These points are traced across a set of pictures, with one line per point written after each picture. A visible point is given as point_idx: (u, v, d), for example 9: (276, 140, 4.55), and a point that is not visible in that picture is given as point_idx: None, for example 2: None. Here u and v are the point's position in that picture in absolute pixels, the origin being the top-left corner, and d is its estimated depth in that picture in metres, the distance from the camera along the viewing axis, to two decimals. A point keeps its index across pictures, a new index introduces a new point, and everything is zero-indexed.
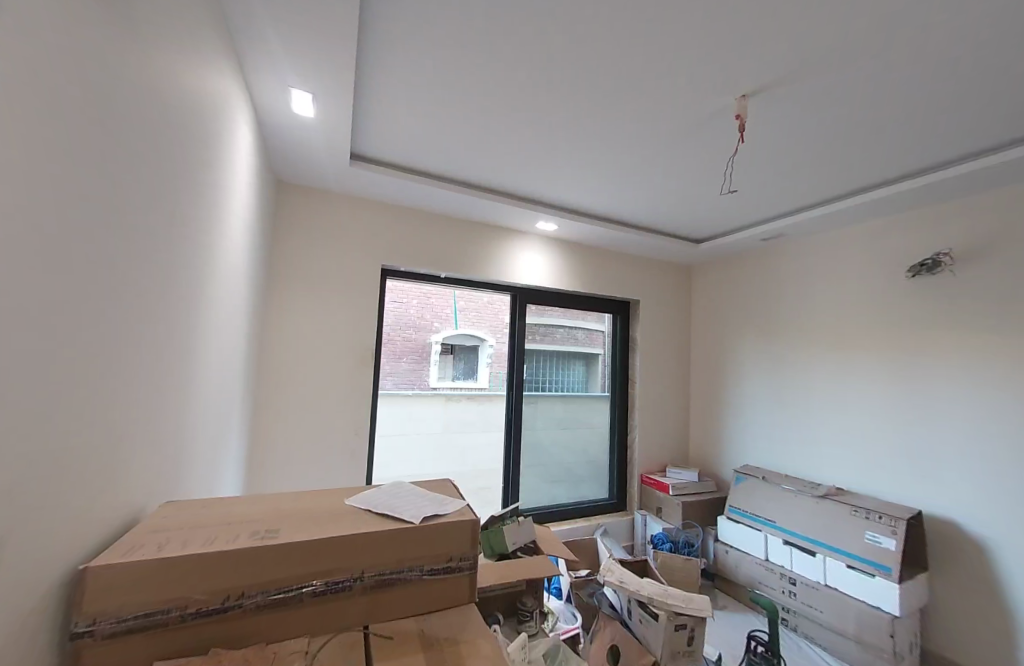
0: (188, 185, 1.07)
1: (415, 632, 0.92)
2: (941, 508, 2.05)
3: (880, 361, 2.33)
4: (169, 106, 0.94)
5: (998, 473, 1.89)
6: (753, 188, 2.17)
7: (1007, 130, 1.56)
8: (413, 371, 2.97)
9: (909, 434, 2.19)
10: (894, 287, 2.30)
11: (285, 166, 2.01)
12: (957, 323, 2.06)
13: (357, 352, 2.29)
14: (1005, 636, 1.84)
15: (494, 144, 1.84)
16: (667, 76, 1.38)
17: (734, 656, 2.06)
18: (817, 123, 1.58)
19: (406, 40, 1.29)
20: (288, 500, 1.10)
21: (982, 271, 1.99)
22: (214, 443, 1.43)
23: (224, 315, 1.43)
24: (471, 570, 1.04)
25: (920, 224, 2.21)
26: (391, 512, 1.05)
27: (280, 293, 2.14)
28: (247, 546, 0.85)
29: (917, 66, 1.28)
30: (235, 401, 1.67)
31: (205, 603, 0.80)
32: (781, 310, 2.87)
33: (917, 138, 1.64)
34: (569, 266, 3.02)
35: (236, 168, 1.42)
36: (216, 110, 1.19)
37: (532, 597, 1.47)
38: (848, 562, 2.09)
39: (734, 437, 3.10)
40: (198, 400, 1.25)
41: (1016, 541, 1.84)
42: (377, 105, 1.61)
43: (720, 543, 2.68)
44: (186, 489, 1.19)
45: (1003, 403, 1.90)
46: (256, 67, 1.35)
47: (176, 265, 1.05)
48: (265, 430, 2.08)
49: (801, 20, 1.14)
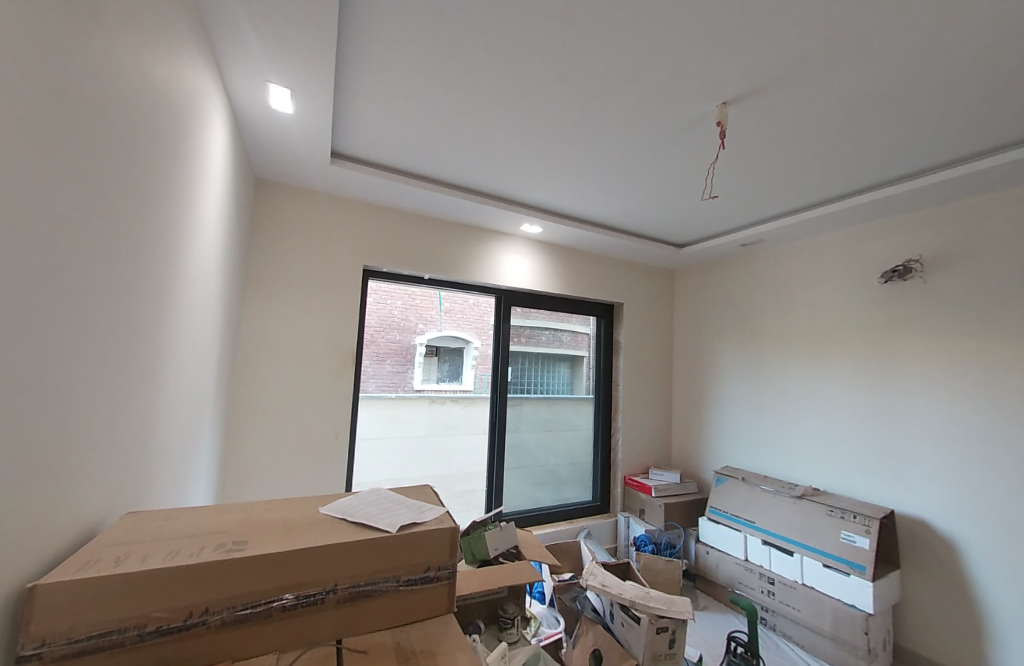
0: (155, 180, 1.02)
1: (390, 645, 0.89)
2: (912, 507, 2.11)
3: (855, 364, 2.39)
4: (135, 98, 0.90)
5: (969, 474, 1.95)
6: (734, 194, 2.21)
7: (973, 141, 1.63)
8: (398, 373, 3.07)
9: (883, 435, 2.24)
10: (868, 292, 2.37)
11: (262, 162, 1.95)
12: (928, 327, 2.13)
13: (338, 355, 2.25)
14: (973, 631, 1.90)
15: (478, 145, 1.83)
16: (652, 82, 1.39)
17: (714, 657, 2.08)
18: (795, 130, 1.62)
19: (388, 38, 1.27)
20: (260, 509, 1.06)
21: (950, 278, 2.07)
22: (183, 449, 1.37)
23: (195, 317, 1.38)
24: (451, 579, 1.02)
25: (893, 231, 2.28)
26: (366, 521, 1.02)
27: (257, 293, 2.08)
28: (211, 560, 0.81)
29: (893, 76, 1.31)
30: (207, 406, 1.61)
31: (166, 621, 0.77)
32: (760, 314, 2.92)
33: (890, 146, 1.69)
34: (553, 268, 3.02)
35: (209, 165, 1.37)
36: (188, 104, 1.15)
37: (514, 604, 1.45)
38: (824, 561, 2.13)
39: (715, 439, 3.14)
40: (166, 405, 1.20)
41: (982, 538, 1.91)
42: (359, 104, 1.58)
43: (701, 544, 2.71)
44: (152, 498, 1.14)
45: (970, 404, 1.97)
46: (232, 60, 1.31)
47: (142, 263, 1.00)
48: (240, 436, 2.01)
49: (782, 28, 1.16)
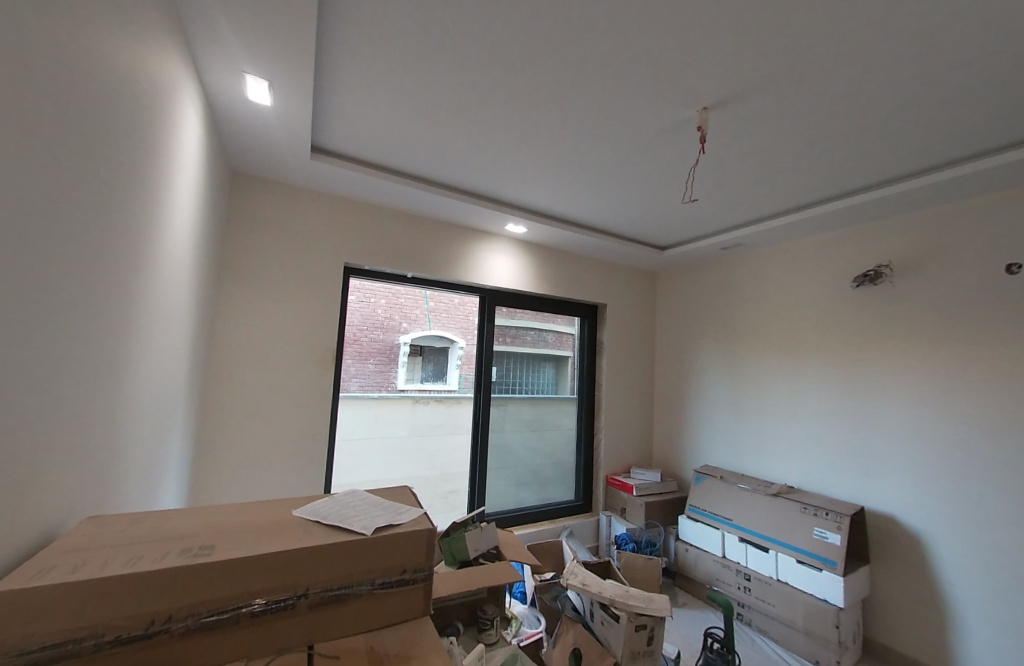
0: (123, 171, 0.98)
1: (363, 649, 0.88)
2: (881, 503, 2.19)
3: (829, 365, 2.46)
4: (102, 85, 0.86)
5: (934, 471, 2.03)
6: (713, 198, 2.25)
7: (938, 150, 1.70)
8: (381, 373, 2.99)
9: (855, 434, 2.32)
10: (842, 295, 2.44)
11: (239, 155, 1.90)
12: (897, 329, 2.21)
13: (317, 354, 2.20)
14: (936, 623, 1.98)
15: (461, 143, 1.81)
16: (634, 85, 1.41)
17: (692, 653, 2.11)
18: (772, 136, 1.66)
19: (369, 34, 1.25)
20: (231, 512, 1.03)
21: (918, 282, 2.16)
22: (152, 450, 1.32)
23: (166, 314, 1.33)
24: (427, 581, 1.00)
25: (866, 237, 2.36)
26: (341, 523, 1.00)
27: (232, 291, 2.02)
28: (175, 566, 0.78)
29: (867, 85, 1.36)
30: (178, 405, 1.56)
31: (126, 630, 0.74)
32: (739, 315, 2.98)
33: (861, 154, 1.75)
34: (538, 268, 3.03)
35: (182, 159, 1.33)
36: (160, 93, 1.11)
37: (493, 605, 1.45)
38: (798, 557, 2.18)
39: (695, 438, 3.19)
40: (132, 404, 1.15)
41: (945, 532, 1.99)
42: (340, 99, 1.55)
43: (680, 542, 2.75)
44: (116, 501, 1.09)
45: (935, 404, 2.05)
46: (207, 50, 1.28)
47: (109, 257, 0.97)
48: (213, 437, 1.96)
49: (758, 36, 1.19)
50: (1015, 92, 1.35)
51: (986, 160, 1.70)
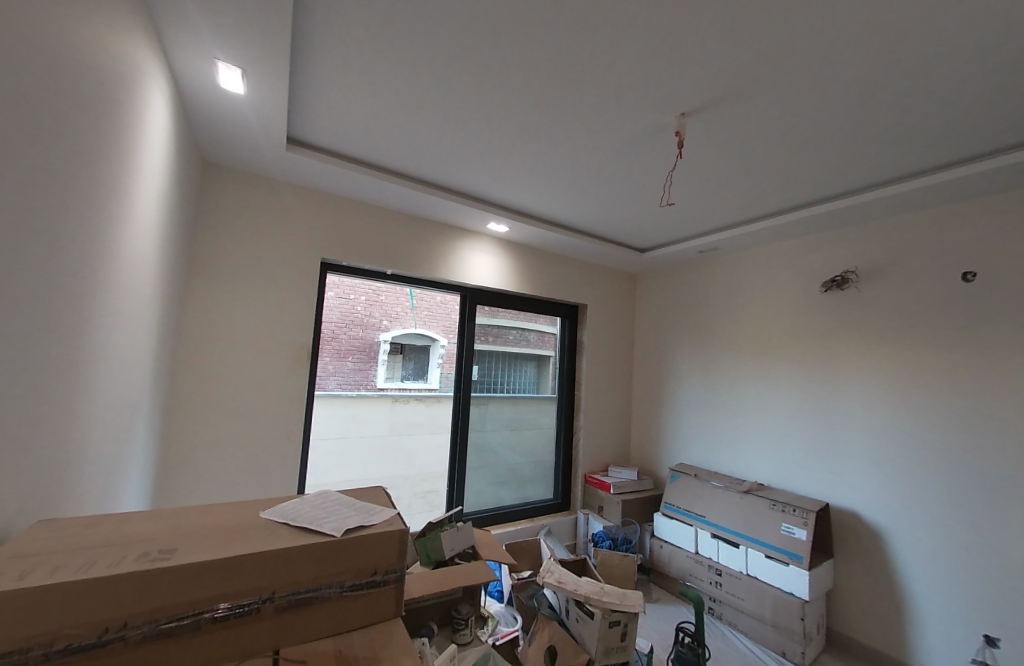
0: (80, 153, 0.92)
1: (332, 653, 0.87)
2: (845, 498, 2.28)
3: (799, 366, 2.55)
4: (58, 59, 0.81)
5: (895, 468, 2.13)
6: (691, 202, 2.30)
7: (902, 161, 1.78)
8: (361, 371, 3.09)
9: (823, 432, 2.41)
10: (812, 299, 2.53)
11: (210, 144, 1.83)
12: (863, 332, 2.30)
13: (292, 351, 2.16)
14: (894, 613, 2.07)
15: (443, 140, 1.80)
16: (614, 89, 1.43)
17: (664, 648, 2.15)
18: (747, 143, 1.70)
19: (348, 27, 1.24)
20: (195, 515, 1.00)
21: (881, 288, 2.26)
22: (112, 449, 1.27)
23: (128, 308, 1.27)
24: (398, 582, 0.99)
25: (835, 243, 2.45)
26: (311, 525, 0.98)
27: (201, 285, 1.95)
28: (133, 570, 0.76)
29: (835, 96, 1.41)
30: (142, 402, 1.50)
31: (78, 638, 0.71)
32: (714, 317, 3.06)
33: (831, 162, 1.82)
34: (519, 267, 3.03)
35: (148, 148, 1.28)
36: (126, 79, 1.08)
37: (468, 604, 1.45)
38: (767, 552, 2.24)
39: (671, 437, 3.25)
40: (89, 402, 1.09)
41: (904, 526, 2.08)
42: (318, 92, 1.52)
43: (655, 539, 2.80)
44: (70, 503, 1.04)
45: (897, 404, 2.15)
46: (177, 34, 1.23)
47: (69, 246, 0.93)
48: (179, 435, 1.89)
49: (733, 45, 1.23)
50: (970, 108, 1.43)
51: (948, 172, 1.79)
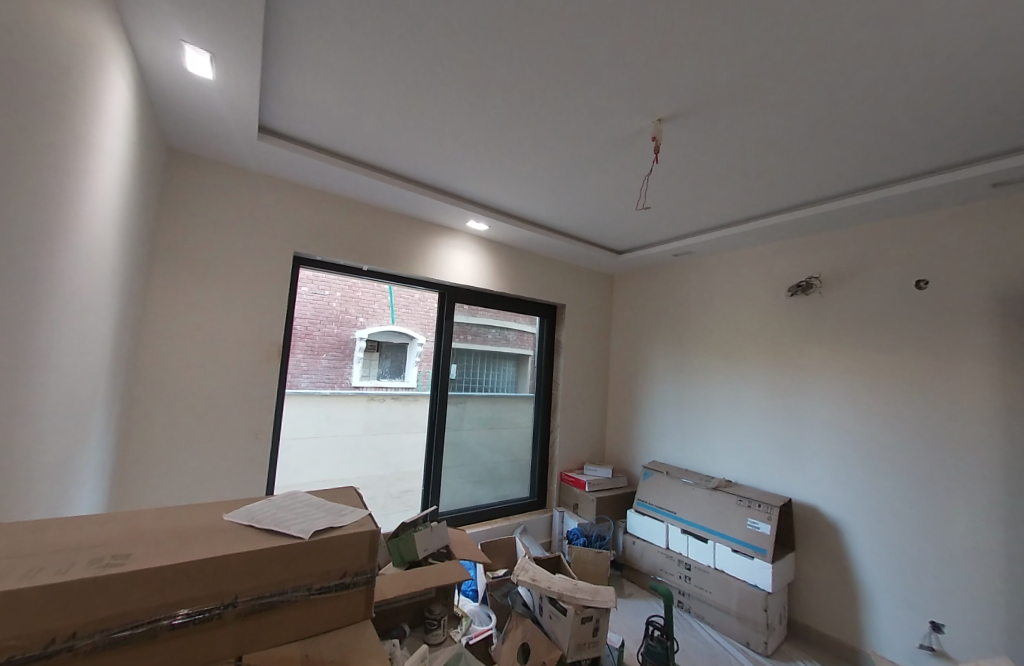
0: (32, 139, 0.87)
1: (298, 657, 0.85)
2: (806, 493, 2.39)
3: (767, 367, 2.65)
4: (7, 31, 0.75)
5: (853, 464, 2.24)
6: (666, 206, 2.35)
7: (864, 171, 1.87)
8: (334, 369, 2.99)
9: (788, 430, 2.51)
10: (778, 303, 2.63)
11: (175, 129, 1.75)
12: (826, 335, 2.41)
13: (261, 348, 2.09)
14: (851, 602, 2.17)
15: (421, 136, 1.78)
16: (592, 91, 1.45)
17: (635, 641, 2.20)
18: (720, 149, 1.76)
19: (321, 19, 1.21)
20: (154, 518, 0.96)
21: (842, 293, 2.37)
22: (63, 448, 1.20)
23: (84, 301, 1.22)
24: (368, 584, 0.98)
25: (801, 249, 2.56)
26: (277, 527, 0.95)
27: (163, 276, 1.87)
28: (83, 580, 0.72)
29: (802, 106, 1.48)
30: (97, 399, 1.42)
31: (21, 650, 0.67)
32: (687, 319, 3.13)
33: (798, 170, 1.89)
34: (498, 266, 3.04)
35: (108, 134, 1.22)
36: (86, 61, 1.03)
37: (441, 604, 1.45)
38: (733, 546, 2.31)
39: (645, 436, 3.31)
40: (38, 399, 1.03)
41: (860, 519, 2.19)
42: (292, 81, 1.48)
43: (628, 535, 2.85)
44: (16, 506, 0.98)
45: (857, 403, 2.26)
46: (139, 15, 1.18)
47: (18, 235, 0.88)
48: (137, 434, 1.81)
49: (707, 53, 1.26)
50: (923, 123, 1.52)
51: (908, 184, 1.90)
